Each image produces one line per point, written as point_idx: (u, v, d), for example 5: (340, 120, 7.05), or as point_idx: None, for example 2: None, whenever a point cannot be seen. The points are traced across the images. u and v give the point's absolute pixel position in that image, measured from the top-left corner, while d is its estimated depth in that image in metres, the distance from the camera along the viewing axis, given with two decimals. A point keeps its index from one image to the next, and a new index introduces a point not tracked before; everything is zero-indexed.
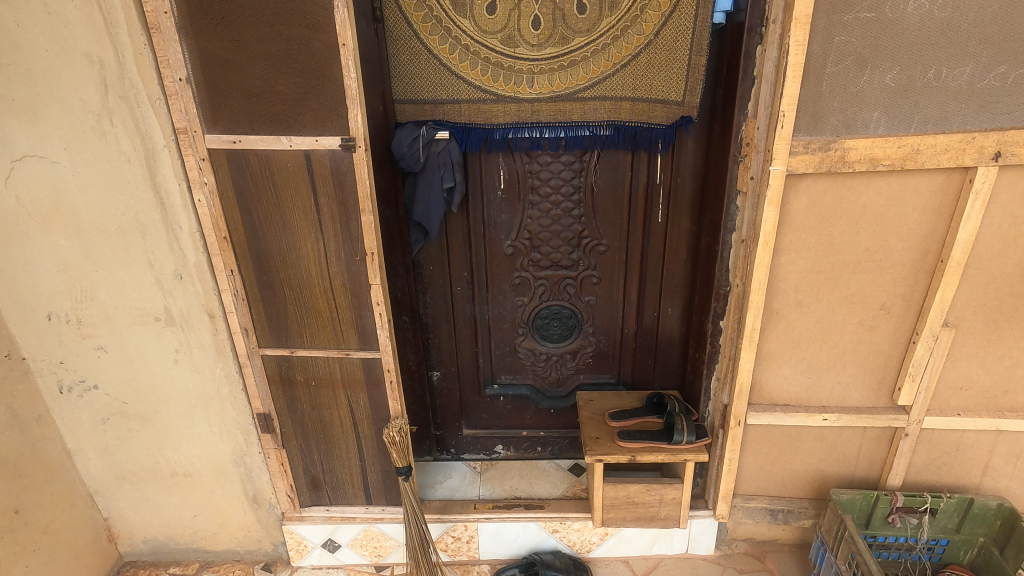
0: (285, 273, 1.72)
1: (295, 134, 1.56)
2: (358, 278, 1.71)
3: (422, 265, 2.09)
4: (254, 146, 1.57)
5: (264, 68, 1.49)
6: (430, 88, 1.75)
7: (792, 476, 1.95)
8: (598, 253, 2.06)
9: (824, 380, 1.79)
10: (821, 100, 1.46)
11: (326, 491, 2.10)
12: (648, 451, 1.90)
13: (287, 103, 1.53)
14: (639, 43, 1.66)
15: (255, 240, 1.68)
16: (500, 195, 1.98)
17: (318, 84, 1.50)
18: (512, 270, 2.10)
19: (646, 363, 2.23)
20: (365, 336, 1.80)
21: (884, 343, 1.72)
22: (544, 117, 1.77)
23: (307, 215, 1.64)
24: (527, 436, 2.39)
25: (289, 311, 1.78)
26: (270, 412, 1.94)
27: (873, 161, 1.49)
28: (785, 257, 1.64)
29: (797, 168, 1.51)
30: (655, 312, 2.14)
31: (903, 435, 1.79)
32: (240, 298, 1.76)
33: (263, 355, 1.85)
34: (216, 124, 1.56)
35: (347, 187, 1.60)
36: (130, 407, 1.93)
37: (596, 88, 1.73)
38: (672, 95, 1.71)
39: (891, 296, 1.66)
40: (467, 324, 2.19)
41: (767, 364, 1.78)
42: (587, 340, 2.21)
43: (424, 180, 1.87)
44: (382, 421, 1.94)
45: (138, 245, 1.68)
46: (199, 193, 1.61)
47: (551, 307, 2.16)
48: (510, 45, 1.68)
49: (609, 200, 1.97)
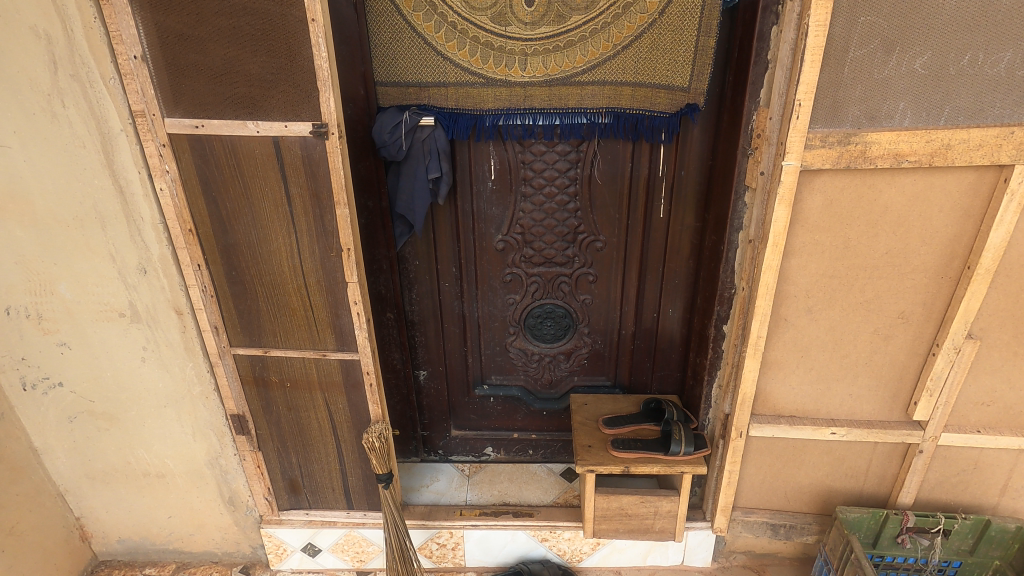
0: (255, 269, 1.60)
1: (263, 119, 1.42)
2: (333, 275, 1.59)
3: (407, 260, 1.97)
4: (219, 132, 1.43)
5: (227, 46, 1.36)
6: (415, 70, 1.62)
7: (796, 490, 1.83)
8: (594, 249, 1.92)
9: (833, 391, 1.66)
10: (842, 88, 1.32)
11: (305, 495, 2.01)
12: (642, 462, 1.79)
13: (253, 85, 1.39)
14: (642, 22, 1.53)
15: (222, 234, 1.56)
16: (491, 186, 1.84)
17: (287, 64, 1.37)
18: (503, 266, 1.98)
19: (644, 365, 2.11)
20: (343, 337, 1.68)
21: (900, 355, 1.59)
22: (537, 103, 1.64)
23: (277, 207, 1.51)
24: (518, 439, 2.28)
25: (262, 310, 1.66)
26: (244, 414, 1.84)
27: (898, 157, 1.35)
28: (796, 260, 1.51)
29: (813, 164, 1.37)
30: (655, 312, 2.01)
31: (917, 452, 1.67)
32: (209, 295, 1.64)
33: (234, 355, 1.74)
34: (176, 108, 1.42)
35: (320, 177, 1.47)
36: (98, 405, 1.84)
37: (596, 71, 1.59)
38: (677, 80, 1.57)
39: (911, 303, 1.52)
40: (455, 322, 2.08)
41: (772, 373, 1.66)
42: (583, 341, 2.08)
43: (407, 170, 1.74)
44: (362, 424, 1.83)
45: (98, 237, 1.57)
46: (161, 181, 1.48)
47: (544, 305, 2.03)
48: (501, 23, 1.54)
49: (607, 194, 1.84)
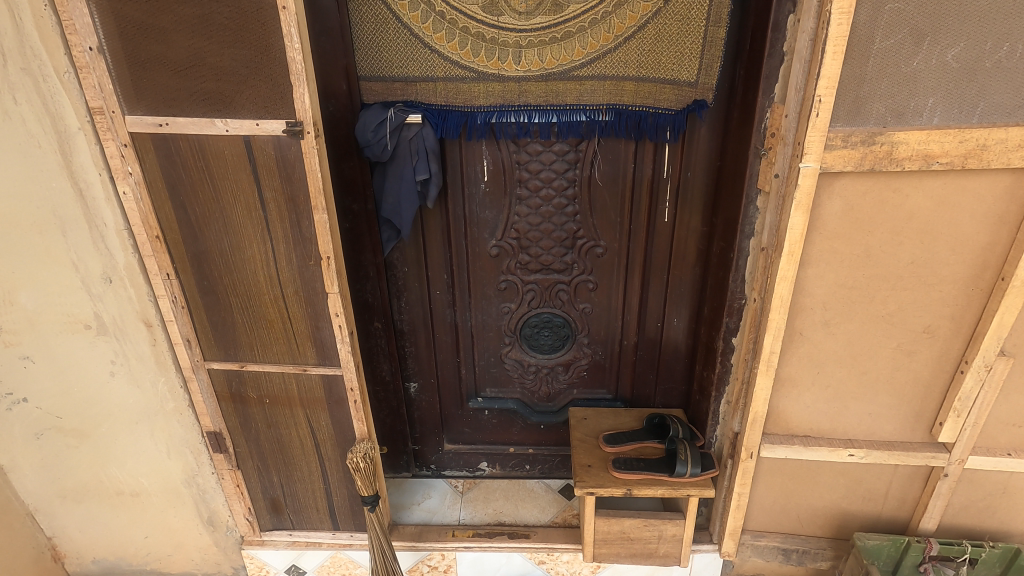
0: (229, 279, 1.49)
1: (232, 117, 1.31)
2: (313, 285, 1.48)
3: (395, 266, 1.85)
4: (185, 131, 1.32)
5: (192, 36, 1.24)
6: (401, 64, 1.50)
7: (809, 513, 1.72)
8: (594, 255, 1.81)
9: (851, 410, 1.54)
10: (866, 83, 1.20)
11: (288, 515, 1.90)
12: (645, 484, 1.67)
13: (220, 79, 1.28)
14: (646, 12, 1.41)
15: (192, 240, 1.45)
16: (483, 188, 1.72)
17: (257, 57, 1.25)
18: (497, 273, 1.86)
19: (648, 377, 1.99)
20: (324, 351, 1.57)
21: (925, 372, 1.47)
22: (533, 99, 1.53)
23: (250, 212, 1.40)
24: (514, 453, 2.17)
25: (237, 322, 1.55)
26: (221, 431, 1.73)
27: (928, 158, 1.23)
28: (813, 270, 1.39)
29: (833, 166, 1.25)
30: (659, 322, 1.89)
31: (942, 476, 1.55)
32: (179, 306, 1.53)
33: (209, 370, 1.63)
34: (139, 104, 1.31)
35: (296, 180, 1.35)
36: (66, 421, 1.72)
37: (596, 64, 1.47)
38: (683, 74, 1.46)
39: (938, 317, 1.40)
40: (447, 332, 1.96)
41: (785, 390, 1.54)
42: (582, 352, 1.97)
43: (393, 171, 1.62)
44: (346, 442, 1.72)
45: (59, 243, 1.45)
46: (124, 184, 1.37)
47: (541, 314, 1.91)
48: (494, 13, 1.43)
49: (608, 196, 1.72)
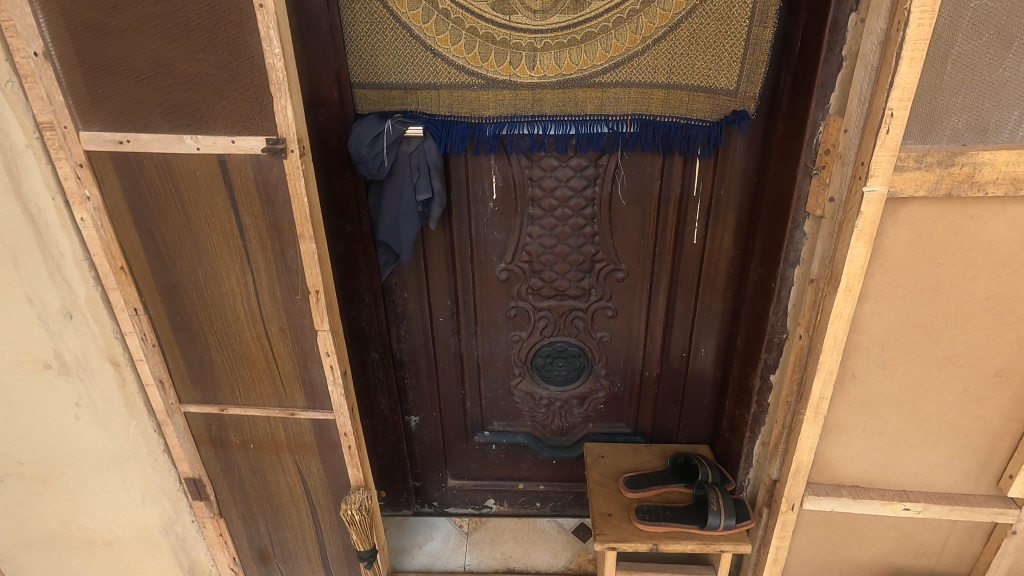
0: (205, 314, 1.31)
1: (204, 133, 1.13)
2: (300, 322, 1.30)
3: (394, 292, 1.67)
4: (150, 149, 1.15)
5: (155, 39, 1.07)
6: (399, 69, 1.32)
7: (854, 568, 1.54)
8: (614, 280, 1.63)
9: (907, 459, 1.37)
10: (943, 94, 1.03)
11: (277, 565, 1.72)
12: (673, 538, 1.51)
13: (189, 90, 1.10)
14: (679, 10, 1.24)
15: (162, 271, 1.27)
16: (492, 207, 1.54)
17: (231, 63, 1.07)
18: (507, 299, 1.68)
19: (670, 411, 1.82)
20: (314, 393, 1.39)
21: (994, 419, 1.30)
22: (548, 109, 1.35)
23: (227, 240, 1.22)
24: (523, 490, 2.00)
25: (216, 361, 1.37)
26: (201, 477, 1.56)
27: (1014, 182, 1.06)
28: (870, 305, 1.22)
29: (903, 190, 1.08)
30: (684, 352, 1.72)
31: (1009, 533, 1.38)
32: (149, 343, 1.35)
33: (186, 413, 1.46)
34: (96, 117, 1.13)
35: (279, 204, 1.18)
36: (28, 467, 1.50)
37: (620, 70, 1.30)
38: (720, 82, 1.28)
39: (1013, 360, 1.23)
40: (451, 362, 1.79)
41: (833, 437, 1.37)
42: (599, 384, 1.79)
43: (391, 190, 1.44)
44: (341, 490, 1.54)
45: (10, 273, 1.23)
46: (81, 210, 1.19)
47: (555, 343, 1.74)
48: (505, 11, 1.25)
49: (631, 215, 1.54)
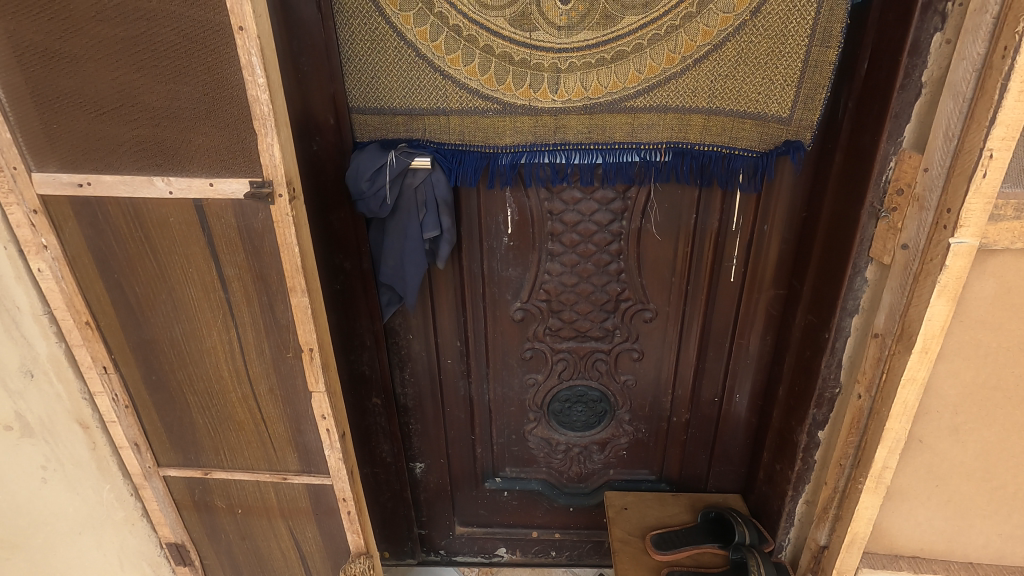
0: (184, 372, 1.15)
1: (177, 173, 0.97)
2: (291, 381, 1.14)
3: (398, 333, 1.52)
4: (114, 192, 0.99)
5: (118, 66, 0.91)
6: (403, 92, 1.16)
7: None
8: (641, 320, 1.47)
9: (975, 530, 1.22)
10: None
11: None
12: None
13: (158, 125, 0.94)
14: (725, 26, 1.07)
15: (134, 327, 1.11)
16: (506, 242, 1.38)
17: (207, 94, 0.91)
18: (522, 340, 1.52)
19: (699, 458, 1.67)
20: (309, 457, 1.24)
21: None
22: (572, 136, 1.19)
23: (207, 292, 1.06)
24: (537, 539, 1.85)
25: (199, 422, 1.22)
26: (184, 543, 1.40)
27: None
28: (945, 366, 1.06)
29: (998, 241, 0.95)
30: (716, 396, 1.56)
31: None
32: (122, 404, 1.19)
33: (166, 476, 1.30)
34: (50, 156, 0.97)
35: (265, 254, 1.02)
36: None
37: (656, 94, 1.13)
38: (770, 108, 1.12)
39: None
40: (460, 406, 1.63)
41: (893, 506, 1.22)
42: (622, 430, 1.64)
43: (394, 226, 1.28)
44: (339, 557, 1.38)
45: None
46: (37, 261, 1.03)
47: (574, 387, 1.58)
48: (524, 27, 1.09)
49: (662, 251, 1.38)
